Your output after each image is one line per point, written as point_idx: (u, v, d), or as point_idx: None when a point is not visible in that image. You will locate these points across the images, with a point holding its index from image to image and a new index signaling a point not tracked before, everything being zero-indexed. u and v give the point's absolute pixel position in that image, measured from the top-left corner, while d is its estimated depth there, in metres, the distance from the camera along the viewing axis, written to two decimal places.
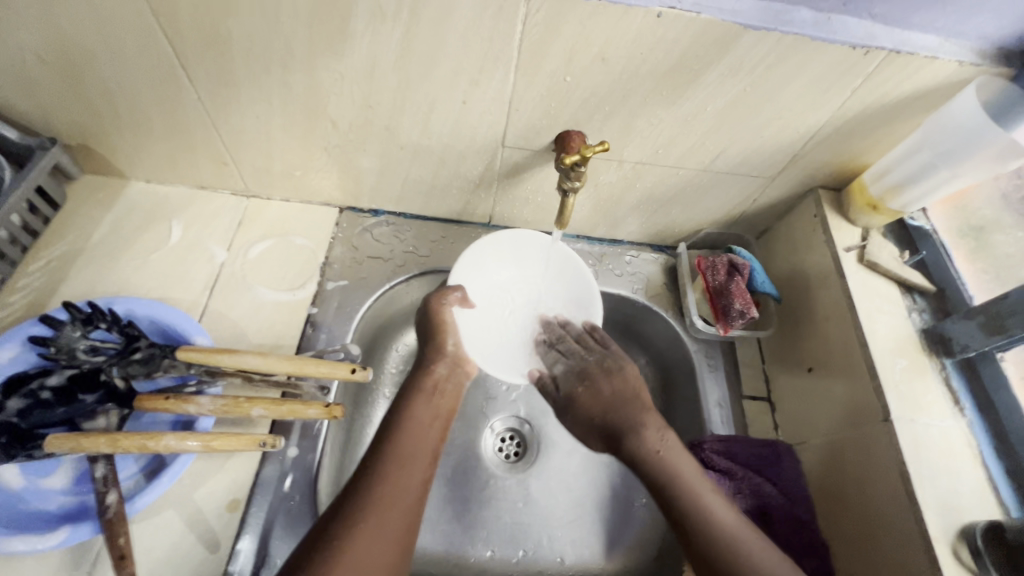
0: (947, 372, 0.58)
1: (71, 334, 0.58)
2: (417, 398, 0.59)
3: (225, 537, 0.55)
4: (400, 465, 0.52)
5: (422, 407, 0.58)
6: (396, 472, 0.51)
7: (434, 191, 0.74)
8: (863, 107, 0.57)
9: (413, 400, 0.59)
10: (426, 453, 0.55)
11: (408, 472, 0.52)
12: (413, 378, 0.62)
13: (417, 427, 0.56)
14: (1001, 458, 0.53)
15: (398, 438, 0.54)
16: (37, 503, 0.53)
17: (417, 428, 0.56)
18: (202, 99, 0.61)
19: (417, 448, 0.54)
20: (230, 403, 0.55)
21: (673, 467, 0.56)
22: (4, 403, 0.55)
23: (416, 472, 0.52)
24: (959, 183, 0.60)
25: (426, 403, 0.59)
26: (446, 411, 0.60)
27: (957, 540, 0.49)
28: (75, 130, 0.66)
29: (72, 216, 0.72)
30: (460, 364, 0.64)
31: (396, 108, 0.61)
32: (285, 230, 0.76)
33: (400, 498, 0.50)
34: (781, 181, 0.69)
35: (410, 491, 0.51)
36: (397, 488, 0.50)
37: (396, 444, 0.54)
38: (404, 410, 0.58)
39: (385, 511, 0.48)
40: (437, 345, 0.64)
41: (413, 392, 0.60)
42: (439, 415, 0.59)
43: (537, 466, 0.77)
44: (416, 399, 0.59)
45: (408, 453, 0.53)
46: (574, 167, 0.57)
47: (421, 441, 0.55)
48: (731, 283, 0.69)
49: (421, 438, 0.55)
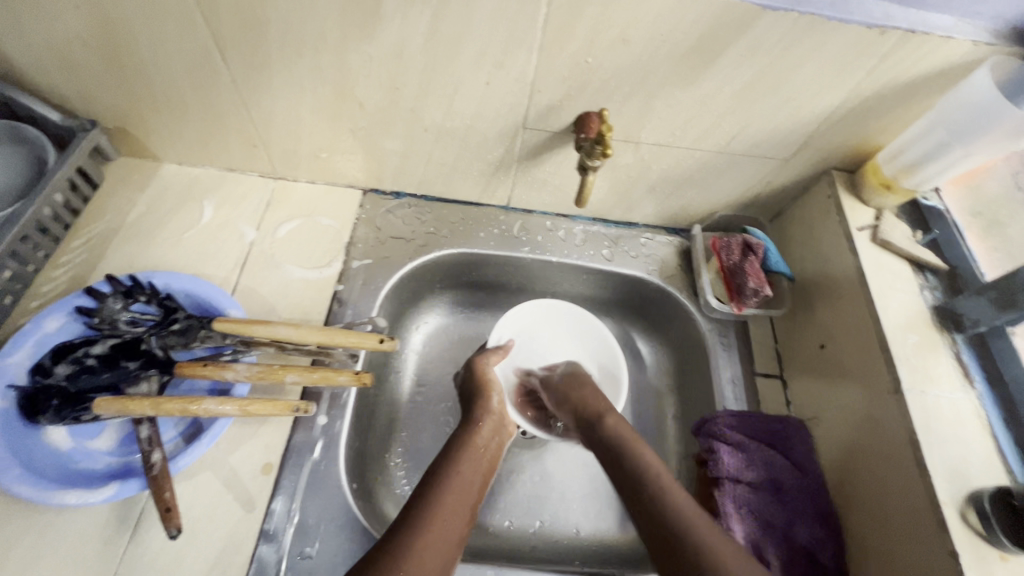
0: (958, 346, 0.59)
1: (113, 306, 0.62)
2: (458, 451, 0.61)
3: (259, 498, 0.58)
4: (439, 516, 0.53)
5: (467, 460, 0.60)
6: (435, 526, 0.51)
7: (454, 173, 0.76)
8: (878, 87, 0.58)
9: (459, 454, 0.61)
10: (466, 509, 0.56)
11: (448, 525, 0.53)
12: (462, 432, 0.65)
13: (461, 482, 0.58)
14: (1010, 429, 0.55)
15: (439, 490, 0.55)
16: (84, 463, 0.57)
17: (456, 485, 0.57)
18: (236, 82, 0.64)
19: (458, 507, 0.55)
20: (265, 370, 0.57)
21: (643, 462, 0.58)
22: (53, 368, 0.57)
23: (455, 526, 0.53)
24: (974, 160, 0.61)
25: (471, 458, 0.61)
26: (486, 470, 0.62)
27: (965, 504, 0.50)
28: (114, 113, 0.69)
29: (109, 196, 0.75)
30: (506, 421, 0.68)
31: (422, 90, 0.63)
32: (311, 211, 0.78)
33: (434, 555, 0.49)
34: (795, 163, 0.71)
35: (447, 544, 0.51)
36: (437, 540, 0.51)
37: (435, 497, 0.54)
38: (446, 464, 0.59)
39: (422, 560, 0.48)
40: (483, 403, 0.68)
41: (459, 446, 0.62)
42: (480, 471, 0.61)
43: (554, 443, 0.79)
44: (461, 453, 0.61)
45: (450, 507, 0.54)
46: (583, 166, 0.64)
47: (462, 497, 0.56)
48: (745, 262, 0.71)
49: (461, 494, 0.56)
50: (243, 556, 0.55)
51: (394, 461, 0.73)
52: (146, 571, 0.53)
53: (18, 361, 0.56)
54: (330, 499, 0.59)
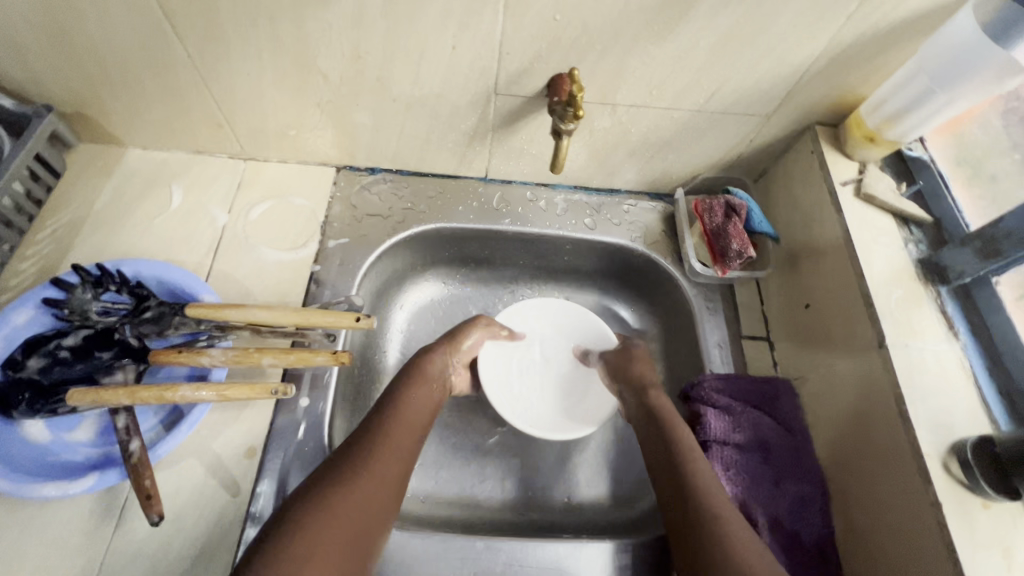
0: (943, 299, 0.59)
1: (82, 296, 0.60)
2: (411, 385, 0.61)
3: (244, 482, 0.58)
4: (388, 440, 0.54)
5: (417, 395, 0.60)
6: (380, 459, 0.52)
7: (429, 145, 0.74)
8: (859, 35, 0.56)
9: (409, 388, 0.60)
10: (413, 444, 0.56)
11: (397, 448, 0.54)
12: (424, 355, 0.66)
13: (412, 409, 0.58)
14: (994, 378, 0.54)
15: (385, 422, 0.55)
16: (64, 455, 0.56)
17: (404, 424, 0.56)
18: (192, 57, 0.61)
19: (405, 445, 0.55)
20: (240, 354, 0.56)
21: (695, 482, 0.54)
22: (25, 362, 0.56)
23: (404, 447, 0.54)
24: (959, 106, 0.59)
25: (425, 387, 0.62)
26: (433, 408, 0.61)
27: (948, 454, 0.50)
28: (69, 96, 0.67)
29: (73, 185, 0.73)
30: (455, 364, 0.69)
31: (386, 57, 0.60)
32: (283, 191, 0.76)
33: (389, 471, 0.51)
34: (777, 119, 0.69)
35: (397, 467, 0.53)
36: (387, 462, 0.52)
37: (380, 431, 0.54)
38: (398, 400, 0.58)
39: (369, 483, 0.50)
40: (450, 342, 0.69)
41: (410, 382, 0.61)
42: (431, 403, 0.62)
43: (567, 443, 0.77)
44: (409, 387, 0.60)
45: (400, 431, 0.55)
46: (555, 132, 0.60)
47: (409, 431, 0.56)
48: (728, 224, 0.70)
49: (414, 419, 0.58)
50: (231, 540, 0.55)
51: None
52: (133, 557, 0.53)
53: None
54: None
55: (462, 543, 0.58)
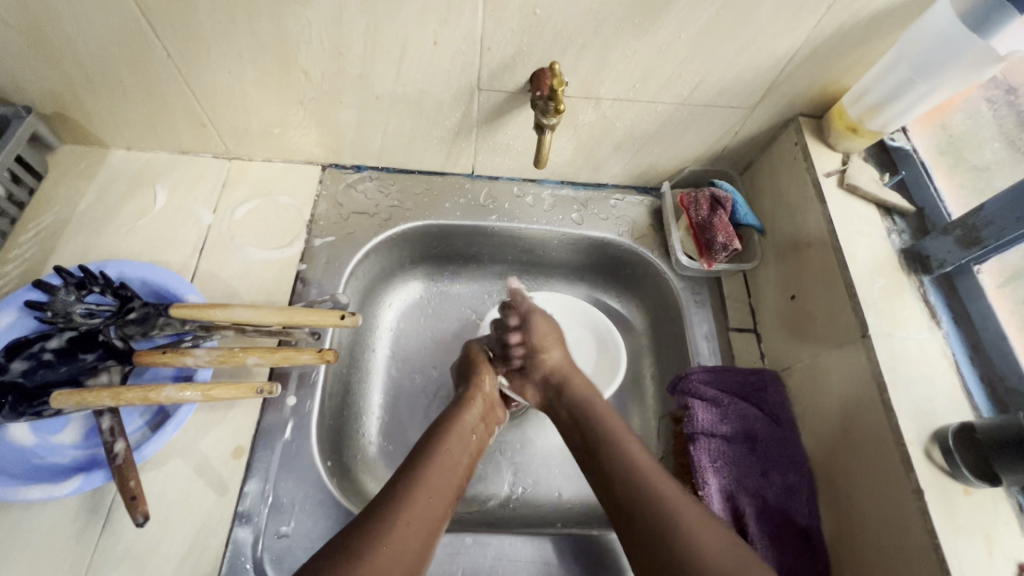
0: (924, 288, 0.59)
1: (66, 298, 0.59)
2: (446, 432, 0.60)
3: (232, 482, 0.57)
4: (422, 492, 0.52)
5: (452, 442, 0.59)
6: (415, 508, 0.51)
7: (414, 142, 0.74)
8: (839, 25, 0.56)
9: (446, 432, 0.60)
10: (449, 490, 0.55)
11: (430, 503, 0.52)
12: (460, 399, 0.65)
13: (448, 460, 0.57)
14: (976, 366, 0.54)
15: (425, 469, 0.55)
16: (49, 458, 0.56)
17: (440, 474, 0.55)
18: (172, 55, 0.61)
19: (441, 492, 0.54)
20: (225, 354, 0.56)
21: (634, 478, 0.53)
22: (8, 365, 0.56)
23: (439, 502, 0.53)
24: (940, 96, 0.59)
25: (460, 436, 0.60)
26: (470, 454, 0.60)
27: (930, 442, 0.50)
28: (50, 97, 0.66)
29: (56, 186, 0.72)
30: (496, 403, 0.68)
31: (367, 54, 0.60)
32: (269, 190, 0.76)
33: (418, 529, 0.50)
34: (761, 111, 0.69)
35: (430, 520, 0.51)
36: (419, 517, 0.50)
37: (417, 478, 0.53)
38: (435, 448, 0.57)
39: (400, 539, 0.48)
40: (478, 382, 0.67)
41: (449, 425, 0.61)
42: (468, 451, 0.60)
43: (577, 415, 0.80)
44: (448, 432, 0.60)
45: (434, 483, 0.54)
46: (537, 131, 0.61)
47: (445, 479, 0.55)
48: (713, 217, 0.70)
49: (451, 471, 0.56)
50: (218, 540, 0.55)
51: (371, 440, 0.72)
52: (120, 559, 0.53)
53: None
54: (304, 478, 0.59)
55: (450, 538, 0.58)
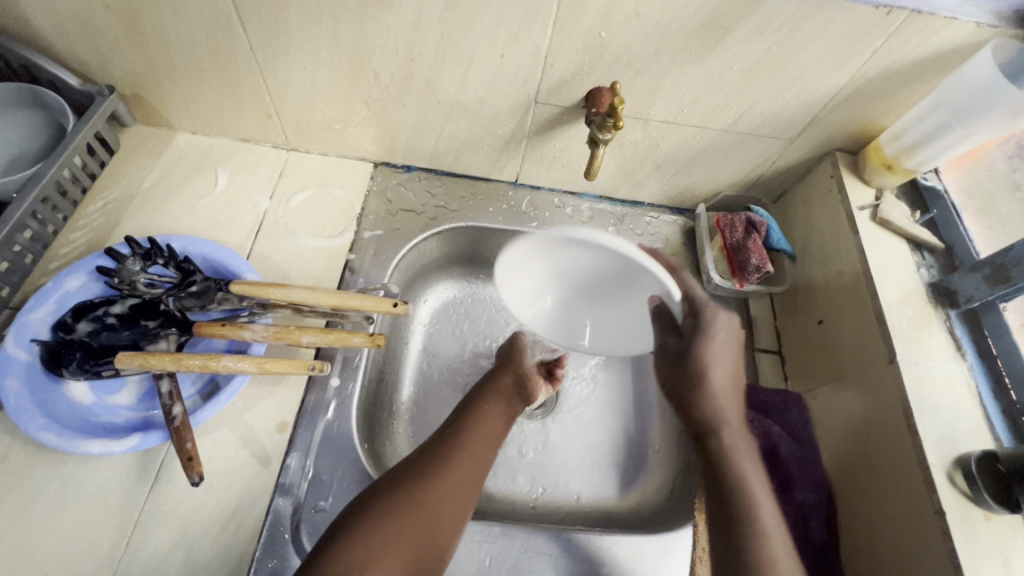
0: (951, 321, 0.61)
1: (132, 267, 0.62)
2: (490, 398, 0.69)
3: (275, 455, 0.60)
4: (474, 438, 0.64)
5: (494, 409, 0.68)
6: (470, 447, 0.63)
7: (466, 147, 0.78)
8: (883, 68, 0.60)
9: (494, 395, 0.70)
10: (494, 437, 0.66)
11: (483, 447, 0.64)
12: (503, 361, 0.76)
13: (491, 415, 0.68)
14: (999, 399, 0.57)
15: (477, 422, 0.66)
16: (105, 416, 0.58)
17: (482, 435, 0.65)
18: (255, 49, 0.65)
19: (487, 447, 0.64)
20: (282, 331, 0.59)
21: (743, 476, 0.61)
22: (74, 326, 0.60)
23: (488, 450, 0.64)
24: (975, 140, 0.62)
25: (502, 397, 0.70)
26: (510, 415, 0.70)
27: (953, 467, 0.52)
28: (132, 79, 0.70)
29: (124, 162, 0.76)
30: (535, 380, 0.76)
31: (437, 61, 0.64)
32: (323, 182, 0.80)
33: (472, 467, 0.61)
34: (800, 143, 0.72)
35: (482, 462, 0.63)
36: (472, 458, 0.62)
37: (471, 426, 0.65)
38: (477, 412, 0.67)
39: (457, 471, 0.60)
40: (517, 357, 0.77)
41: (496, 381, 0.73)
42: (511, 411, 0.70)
43: (603, 424, 0.81)
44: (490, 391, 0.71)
45: (483, 433, 0.65)
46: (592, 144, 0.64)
47: (484, 438, 0.64)
48: (748, 240, 0.73)
49: (494, 423, 0.67)
50: (259, 509, 0.57)
51: (400, 430, 0.74)
52: (165, 519, 0.55)
53: (41, 317, 0.59)
54: (342, 457, 0.61)
55: (479, 527, 0.60)
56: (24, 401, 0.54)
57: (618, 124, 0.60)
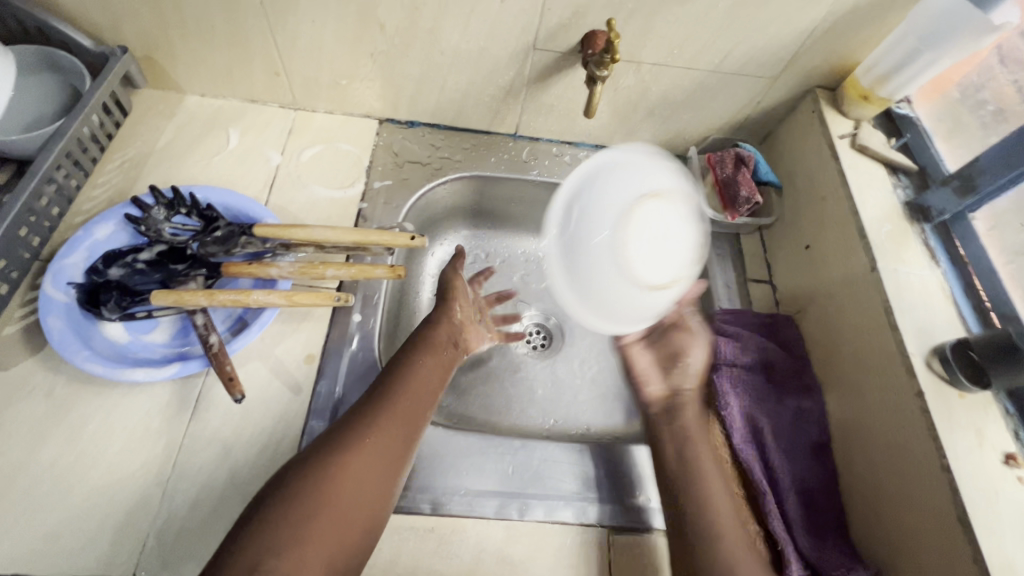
0: (926, 234, 0.67)
1: (158, 216, 0.65)
2: (423, 351, 0.62)
3: (306, 383, 0.63)
4: (402, 397, 0.57)
5: (427, 364, 0.61)
6: (402, 404, 0.56)
7: (467, 99, 0.81)
8: (857, 1, 0.65)
9: (421, 349, 0.62)
10: (425, 398, 0.58)
11: (411, 404, 0.57)
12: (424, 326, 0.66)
13: (422, 374, 0.60)
14: (970, 298, 0.62)
15: (401, 379, 0.58)
16: (142, 353, 0.62)
17: (415, 390, 0.58)
18: (264, 5, 0.67)
19: (417, 402, 0.57)
20: (307, 266, 0.63)
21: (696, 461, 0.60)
22: (105, 270, 0.62)
23: (419, 406, 0.57)
24: (943, 65, 0.67)
25: (429, 353, 0.62)
26: (444, 369, 0.63)
27: (929, 355, 0.58)
28: (143, 40, 0.73)
29: (138, 123, 0.78)
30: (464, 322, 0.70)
31: (440, 10, 0.67)
32: (331, 138, 0.83)
33: (399, 429, 0.54)
34: (783, 81, 0.77)
35: (412, 421, 0.56)
36: (401, 418, 0.55)
37: (398, 383, 0.58)
38: (410, 370, 0.59)
39: (384, 436, 0.53)
40: (445, 309, 0.68)
41: (421, 341, 0.63)
42: (441, 367, 0.62)
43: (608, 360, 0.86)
44: (419, 351, 0.62)
45: (413, 391, 0.58)
46: (592, 81, 0.68)
47: (416, 395, 0.58)
48: (738, 174, 0.78)
49: (425, 381, 0.59)
50: (295, 430, 0.60)
51: None
52: (208, 442, 0.58)
53: (74, 263, 0.62)
54: (368, 384, 0.65)
55: (501, 441, 0.64)
56: (67, 336, 0.57)
57: (614, 58, 0.64)
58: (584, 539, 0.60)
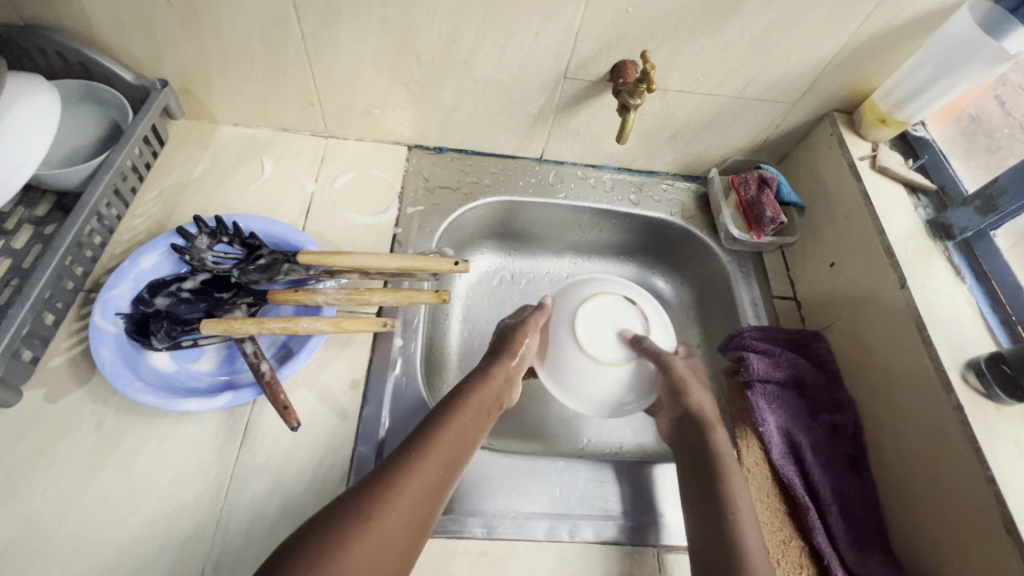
0: (949, 251, 0.69)
1: (201, 245, 0.66)
2: (457, 406, 0.58)
3: (352, 408, 0.64)
4: (435, 455, 0.54)
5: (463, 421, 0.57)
6: (432, 464, 0.53)
7: (496, 126, 0.84)
8: (874, 31, 0.68)
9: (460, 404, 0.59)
10: (455, 459, 0.55)
11: (441, 465, 0.54)
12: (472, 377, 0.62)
13: (457, 431, 0.56)
14: (997, 312, 0.64)
15: (438, 436, 0.55)
16: (189, 382, 0.62)
17: (448, 451, 0.55)
18: (305, 38, 0.69)
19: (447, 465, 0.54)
20: (353, 293, 0.64)
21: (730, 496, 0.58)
22: (151, 300, 0.63)
23: (450, 468, 0.54)
24: (956, 92, 0.70)
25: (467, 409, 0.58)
26: (479, 430, 0.59)
27: (964, 369, 0.60)
28: (183, 73, 0.74)
29: (174, 154, 0.80)
30: (514, 380, 0.65)
31: (477, 42, 0.70)
32: (363, 165, 0.85)
33: (426, 493, 0.51)
34: (802, 106, 0.80)
35: (440, 484, 0.53)
36: (428, 479, 0.52)
37: (432, 439, 0.54)
38: (439, 423, 0.56)
39: (412, 497, 0.50)
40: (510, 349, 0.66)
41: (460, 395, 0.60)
42: (474, 429, 0.58)
43: None
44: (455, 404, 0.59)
45: (446, 448, 0.55)
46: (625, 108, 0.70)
47: (450, 455, 0.55)
48: (761, 195, 0.80)
49: (459, 440, 0.56)
50: (344, 456, 0.61)
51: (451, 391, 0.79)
52: (259, 470, 0.59)
53: (121, 293, 0.62)
54: (413, 408, 0.65)
55: (546, 461, 0.65)
56: (119, 366, 0.57)
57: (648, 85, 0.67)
58: (634, 559, 0.60)
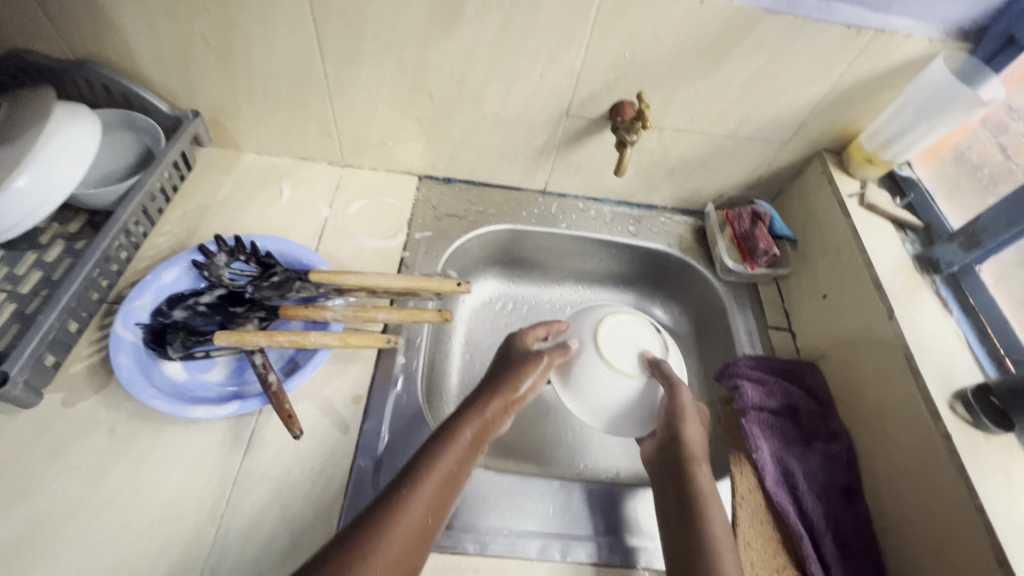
0: (937, 284, 0.71)
1: (219, 262, 0.70)
2: (447, 446, 0.57)
3: (353, 421, 0.66)
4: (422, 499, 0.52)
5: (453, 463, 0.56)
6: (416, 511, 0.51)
7: (502, 159, 0.89)
8: (857, 78, 0.73)
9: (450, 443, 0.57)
10: (442, 504, 0.54)
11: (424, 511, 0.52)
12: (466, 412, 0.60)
13: (445, 474, 0.55)
14: (984, 344, 0.66)
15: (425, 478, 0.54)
16: (200, 392, 0.65)
17: (435, 496, 0.53)
18: (327, 75, 0.75)
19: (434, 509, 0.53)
20: (359, 310, 0.67)
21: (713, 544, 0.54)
22: (170, 312, 0.67)
23: (433, 514, 0.53)
24: (939, 133, 0.74)
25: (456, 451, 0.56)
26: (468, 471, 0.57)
27: (953, 399, 0.61)
28: (214, 105, 0.80)
29: (199, 178, 0.85)
30: (510, 412, 0.63)
31: (485, 82, 0.75)
32: (375, 193, 0.89)
33: (410, 540, 0.50)
34: (792, 145, 0.84)
35: (422, 530, 0.51)
36: (411, 524, 0.51)
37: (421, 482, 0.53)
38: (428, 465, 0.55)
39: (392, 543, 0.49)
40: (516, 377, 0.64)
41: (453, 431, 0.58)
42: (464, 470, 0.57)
43: None
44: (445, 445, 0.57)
45: (433, 494, 0.53)
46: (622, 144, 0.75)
47: (436, 499, 0.53)
48: (755, 228, 0.84)
49: (448, 483, 0.55)
50: (343, 468, 0.62)
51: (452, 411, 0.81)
52: (260, 479, 0.60)
53: (143, 305, 0.66)
54: (412, 424, 0.67)
55: (541, 481, 0.66)
56: (135, 373, 0.60)
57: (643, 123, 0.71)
58: None
